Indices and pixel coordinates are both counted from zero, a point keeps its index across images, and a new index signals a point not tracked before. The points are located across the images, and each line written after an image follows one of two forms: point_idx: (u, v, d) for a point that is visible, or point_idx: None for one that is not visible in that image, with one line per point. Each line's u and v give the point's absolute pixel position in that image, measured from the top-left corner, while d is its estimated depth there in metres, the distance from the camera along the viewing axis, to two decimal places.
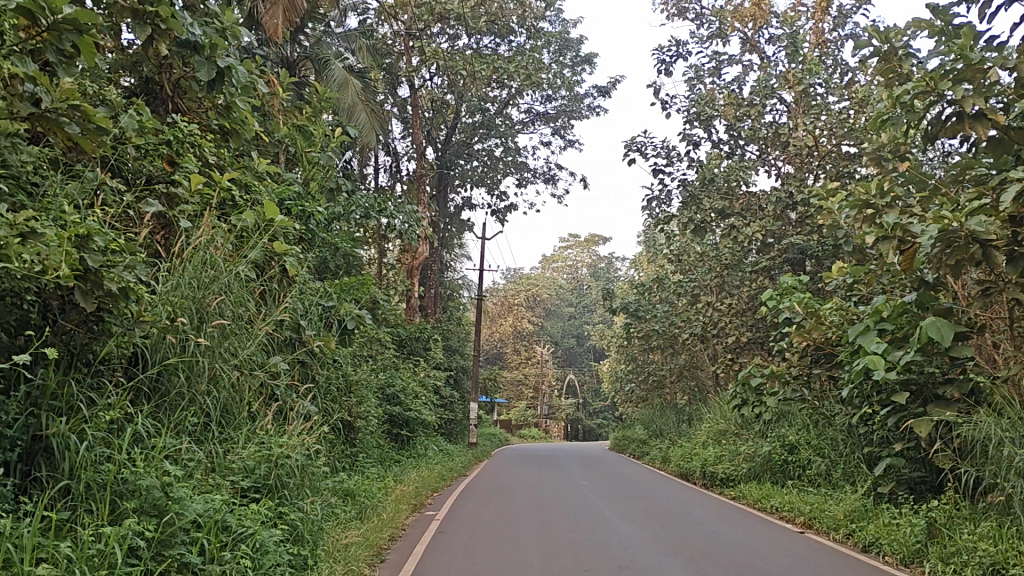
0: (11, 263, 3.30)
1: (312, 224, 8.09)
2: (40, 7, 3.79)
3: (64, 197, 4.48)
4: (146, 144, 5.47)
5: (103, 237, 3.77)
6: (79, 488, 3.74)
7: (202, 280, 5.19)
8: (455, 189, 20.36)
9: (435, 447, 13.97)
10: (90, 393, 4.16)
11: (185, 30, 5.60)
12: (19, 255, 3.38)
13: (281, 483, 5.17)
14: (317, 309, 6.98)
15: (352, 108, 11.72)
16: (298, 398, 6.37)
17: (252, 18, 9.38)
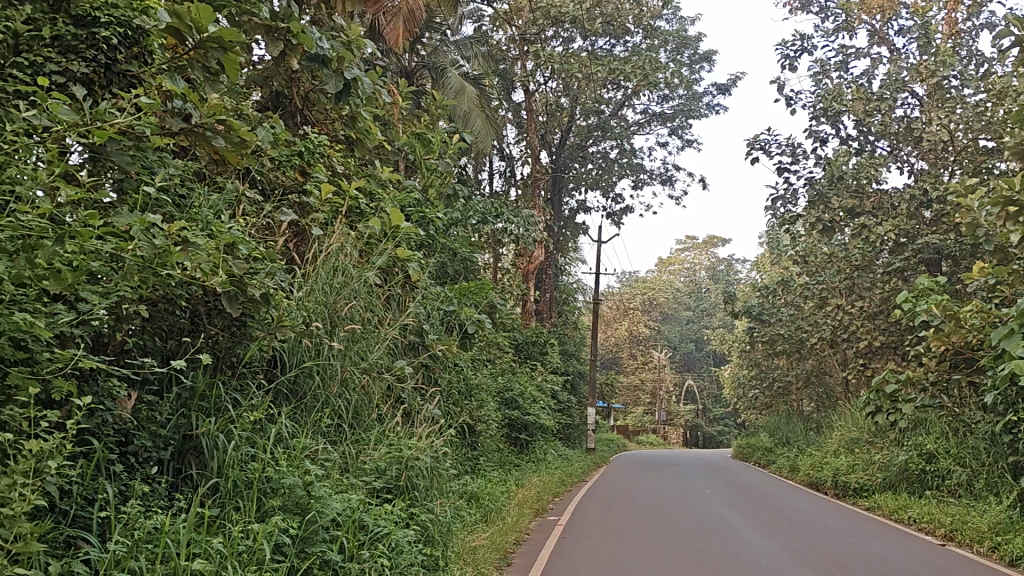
0: (174, 272, 3.39)
1: (433, 230, 8.21)
2: (188, 27, 4.00)
3: (209, 208, 4.64)
4: (281, 154, 5.63)
5: (246, 246, 3.92)
6: (227, 486, 3.85)
7: (333, 285, 5.33)
8: (570, 193, 20.30)
9: (554, 452, 13.93)
10: (236, 395, 4.30)
11: (315, 44, 5.64)
12: (178, 264, 3.49)
13: (411, 484, 5.25)
14: (439, 313, 7.06)
15: (468, 114, 11.83)
16: (423, 402, 6.45)
17: (373, 30, 9.60)
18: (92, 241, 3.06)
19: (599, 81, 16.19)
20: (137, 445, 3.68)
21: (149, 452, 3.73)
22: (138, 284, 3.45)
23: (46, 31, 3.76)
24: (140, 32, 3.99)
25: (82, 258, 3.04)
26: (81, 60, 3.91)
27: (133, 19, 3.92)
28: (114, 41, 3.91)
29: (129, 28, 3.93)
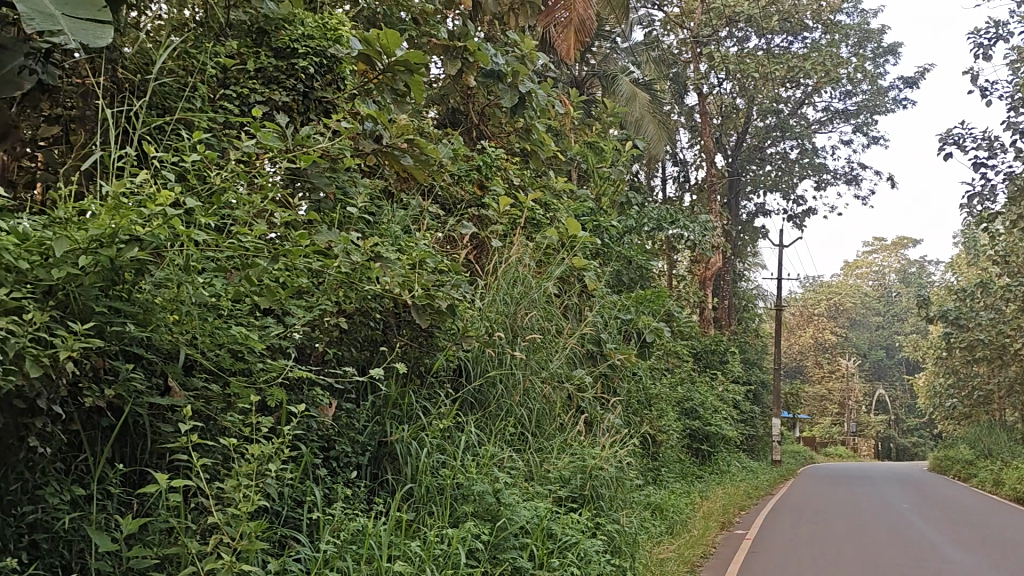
0: (369, 285, 3.55)
1: (608, 239, 8.19)
2: (377, 51, 4.23)
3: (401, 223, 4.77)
4: (461, 170, 5.76)
5: (434, 260, 4.01)
6: (420, 492, 3.97)
7: (514, 295, 5.41)
8: (747, 196, 19.80)
9: (737, 463, 13.59)
10: (426, 403, 4.42)
11: (490, 60, 5.76)
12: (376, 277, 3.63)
13: (596, 494, 5.25)
14: (617, 322, 7.04)
15: (640, 121, 11.73)
16: (604, 411, 6.44)
17: (544, 43, 9.72)
18: (300, 259, 3.22)
19: (776, 81, 15.71)
20: (339, 451, 3.81)
21: (348, 458, 3.86)
22: (339, 299, 3.61)
23: (251, 64, 4.02)
24: (334, 59, 4.17)
25: (290, 276, 3.22)
26: (282, 89, 4.11)
27: (327, 48, 4.12)
28: (311, 70, 4.10)
29: (325, 57, 4.13)
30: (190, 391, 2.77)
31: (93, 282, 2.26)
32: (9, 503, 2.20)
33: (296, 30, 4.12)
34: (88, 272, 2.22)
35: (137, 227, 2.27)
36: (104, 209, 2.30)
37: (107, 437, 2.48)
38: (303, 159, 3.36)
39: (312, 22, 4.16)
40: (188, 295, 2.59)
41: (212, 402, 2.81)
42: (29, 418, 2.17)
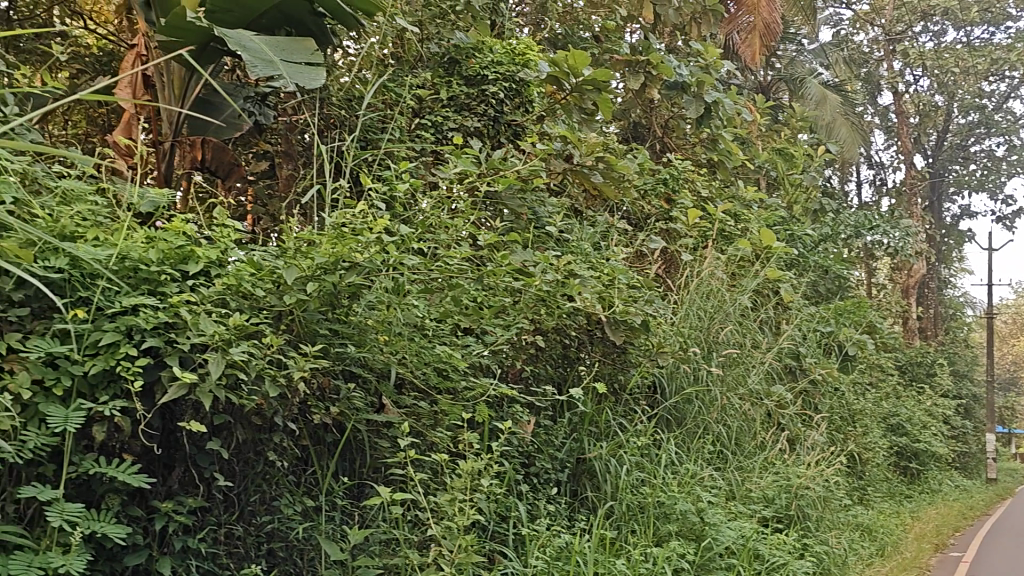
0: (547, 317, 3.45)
1: (802, 248, 7.89)
2: (566, 72, 4.11)
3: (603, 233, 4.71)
4: (646, 183, 5.54)
5: (626, 276, 3.73)
6: (622, 510, 3.72)
7: (707, 310, 5.29)
8: (950, 198, 18.63)
9: (949, 482, 12.73)
10: (622, 420, 4.08)
11: (673, 72, 5.69)
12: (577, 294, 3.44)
13: (803, 513, 5.03)
14: (815, 334, 6.75)
15: (832, 123, 11.24)
16: (806, 428, 6.17)
17: (728, 51, 9.54)
18: (502, 279, 3.26)
19: (980, 74, 14.71)
20: (539, 467, 3.57)
21: (548, 474, 3.61)
22: (534, 317, 3.46)
23: (443, 93, 4.02)
24: (523, 83, 4.16)
25: (493, 296, 3.29)
26: (474, 115, 4.10)
27: (517, 72, 4.10)
28: (501, 95, 4.07)
29: (513, 82, 4.11)
30: (403, 408, 2.85)
31: (317, 307, 2.45)
32: (249, 513, 2.37)
33: (485, 58, 4.14)
34: (313, 298, 2.40)
35: (357, 254, 2.43)
36: (328, 239, 2.49)
37: (332, 451, 2.64)
38: (501, 181, 3.36)
39: (499, 49, 4.18)
40: (396, 317, 2.73)
41: (424, 418, 2.89)
42: (266, 433, 2.37)
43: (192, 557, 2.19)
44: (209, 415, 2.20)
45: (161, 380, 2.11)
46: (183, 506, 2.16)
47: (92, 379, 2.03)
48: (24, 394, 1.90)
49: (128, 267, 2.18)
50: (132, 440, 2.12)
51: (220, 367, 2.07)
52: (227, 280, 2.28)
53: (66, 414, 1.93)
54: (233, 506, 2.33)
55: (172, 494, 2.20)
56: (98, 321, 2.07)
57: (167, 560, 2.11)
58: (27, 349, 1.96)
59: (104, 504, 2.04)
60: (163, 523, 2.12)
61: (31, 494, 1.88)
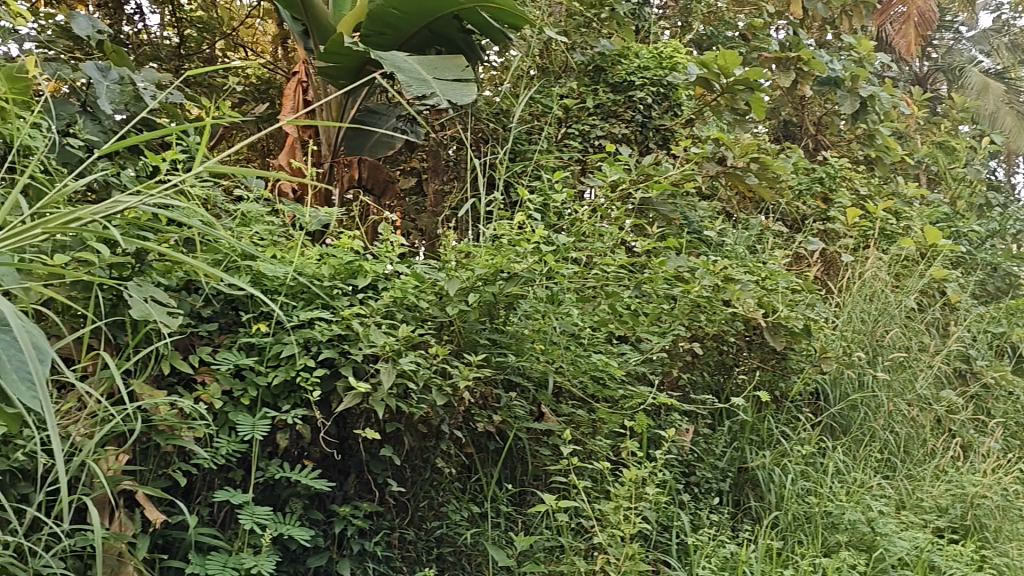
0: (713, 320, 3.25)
1: (970, 245, 7.45)
2: (715, 74, 4.02)
3: (759, 237, 4.58)
4: (799, 182, 5.39)
5: (787, 279, 3.63)
6: (786, 519, 3.52)
7: (873, 312, 5.06)
8: None
9: None
10: (785, 428, 3.94)
11: (825, 67, 5.60)
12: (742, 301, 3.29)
13: (982, 524, 4.09)
14: (988, 336, 6.35)
15: (996, 113, 10.63)
16: (983, 436, 5.79)
17: (881, 43, 9.18)
18: (662, 286, 3.12)
19: None
20: (700, 476, 3.50)
21: (710, 483, 3.55)
22: (691, 326, 3.28)
23: (590, 101, 3.87)
24: (670, 86, 3.96)
25: (655, 304, 3.12)
26: (621, 122, 3.92)
27: (665, 76, 3.92)
28: (649, 100, 3.89)
29: (662, 86, 3.93)
30: (561, 416, 2.76)
31: (478, 317, 2.48)
32: (420, 518, 2.45)
33: (632, 63, 3.96)
34: (475, 308, 2.44)
35: (516, 265, 2.46)
36: (488, 250, 2.52)
37: (496, 459, 2.66)
38: (657, 186, 3.23)
39: (646, 54, 3.98)
40: (553, 325, 2.68)
41: (582, 426, 2.78)
42: (432, 441, 2.44)
43: (369, 559, 2.28)
44: (382, 423, 2.31)
45: (336, 390, 2.26)
46: (360, 510, 2.26)
47: (275, 390, 2.21)
48: (216, 403, 2.11)
49: (303, 282, 2.32)
50: (312, 447, 2.29)
51: (391, 378, 2.15)
52: (393, 293, 2.37)
53: (252, 423, 2.12)
54: (404, 511, 2.43)
55: (348, 498, 2.33)
56: (278, 334, 2.24)
57: (346, 562, 2.21)
58: (217, 362, 2.18)
59: (289, 507, 2.18)
60: (342, 526, 2.23)
61: (225, 498, 2.05)
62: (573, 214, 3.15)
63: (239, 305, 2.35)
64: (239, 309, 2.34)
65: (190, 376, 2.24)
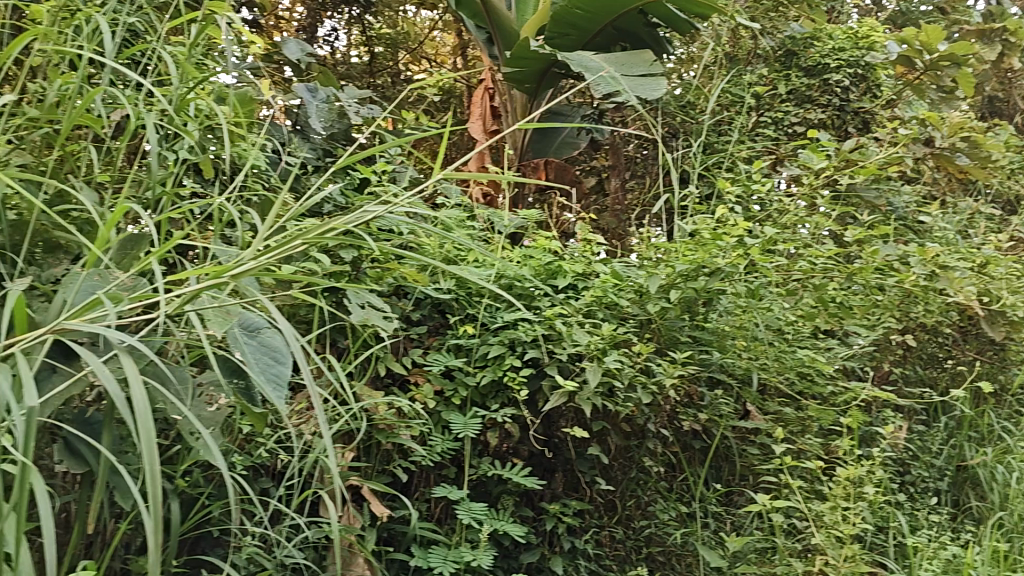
0: (928, 310, 3.05)
1: None
2: (918, 51, 3.90)
3: (971, 220, 4.30)
4: (1011, 160, 5.03)
5: (1008, 264, 3.38)
6: (1013, 520, 3.29)
7: None
8: None
9: None
10: (1007, 423, 3.67)
11: None
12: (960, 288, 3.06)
13: None
14: None
15: None
16: None
17: None
18: (873, 276, 2.97)
19: None
20: (916, 475, 3.33)
21: (926, 483, 3.36)
22: (904, 317, 3.11)
23: (782, 87, 3.78)
24: (867, 66, 3.80)
25: (866, 295, 2.96)
26: (818, 107, 3.80)
27: (863, 56, 3.77)
28: (847, 82, 3.74)
29: (859, 67, 3.78)
30: (769, 414, 2.67)
31: (680, 315, 2.44)
32: (629, 517, 2.44)
33: (826, 45, 3.82)
34: (677, 305, 2.40)
35: (718, 259, 2.38)
36: (689, 245, 2.47)
37: (702, 458, 2.62)
38: (863, 172, 3.06)
39: (841, 34, 3.84)
40: (757, 318, 2.57)
41: (791, 425, 2.69)
42: (636, 440, 2.42)
43: (581, 557, 2.30)
44: (589, 421, 2.31)
45: (543, 389, 2.27)
46: (570, 508, 2.27)
47: (484, 390, 2.26)
48: (430, 403, 2.19)
49: (505, 284, 2.36)
50: (520, 446, 2.32)
51: (597, 376, 2.14)
52: (594, 291, 2.35)
53: (464, 421, 2.17)
54: (613, 509, 2.43)
55: (557, 496, 2.35)
56: (484, 335, 2.29)
57: (558, 559, 2.23)
58: (429, 364, 2.25)
59: (501, 504, 2.22)
60: (553, 524, 2.25)
61: (442, 494, 2.11)
62: (772, 205, 3.05)
63: (446, 308, 2.41)
64: (446, 313, 2.42)
65: (404, 377, 2.32)
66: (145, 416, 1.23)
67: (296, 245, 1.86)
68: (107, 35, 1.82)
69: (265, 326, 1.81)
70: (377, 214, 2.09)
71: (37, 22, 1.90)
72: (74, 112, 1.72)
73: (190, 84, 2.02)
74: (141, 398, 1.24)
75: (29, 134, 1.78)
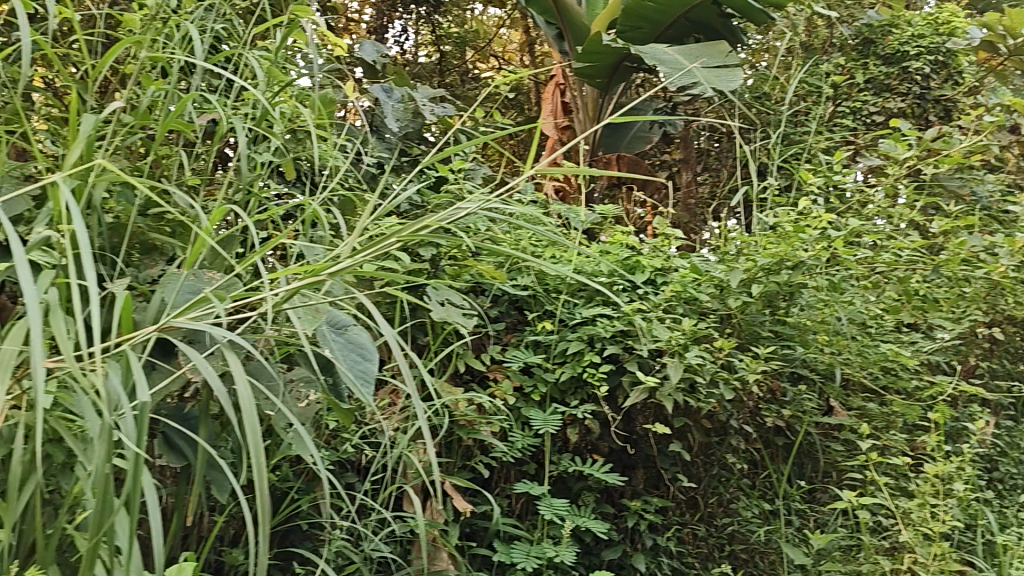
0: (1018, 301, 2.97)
1: None
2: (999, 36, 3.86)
3: None
4: None
5: None
6: None
7: None
8: None
9: None
10: None
11: None
12: None
13: None
14: None
15: None
16: None
17: None
18: (959, 268, 2.90)
19: None
20: (1004, 472, 3.24)
21: (1016, 480, 3.27)
22: (991, 310, 3.03)
23: (860, 76, 3.71)
24: (948, 52, 3.73)
25: (952, 288, 2.90)
26: (897, 96, 3.73)
27: (942, 43, 3.70)
28: (927, 69, 3.67)
29: (940, 54, 3.71)
30: (852, 410, 2.63)
31: (762, 309, 2.41)
32: (710, 514, 2.42)
33: (905, 33, 3.76)
34: (759, 299, 2.38)
35: (800, 253, 2.35)
36: (770, 238, 2.44)
37: (785, 455, 2.59)
38: (948, 161, 2.99)
39: (920, 21, 3.77)
40: (839, 312, 2.53)
41: (875, 420, 2.64)
42: (717, 436, 2.40)
43: (664, 554, 2.29)
44: (670, 417, 2.30)
45: (623, 385, 2.26)
46: (651, 504, 2.27)
47: (563, 386, 2.26)
48: (510, 399, 2.20)
49: (582, 280, 2.35)
50: (601, 442, 2.32)
51: (679, 371, 2.13)
52: (674, 286, 2.34)
53: (545, 417, 2.18)
54: (695, 507, 2.42)
55: (638, 493, 2.35)
56: (563, 332, 2.29)
57: (640, 556, 2.23)
58: (508, 360, 2.26)
59: (582, 501, 2.23)
60: (635, 520, 2.24)
61: (524, 490, 2.12)
62: (853, 197, 3.00)
63: (523, 305, 2.42)
64: (523, 309, 2.42)
65: (483, 374, 2.34)
66: (251, 409, 1.26)
67: (390, 242, 1.89)
68: (197, 42, 1.86)
69: (351, 323, 1.85)
70: (470, 212, 2.11)
71: (130, 29, 1.96)
72: (167, 117, 1.78)
73: (274, 87, 2.06)
74: (247, 392, 1.28)
75: (124, 139, 1.84)
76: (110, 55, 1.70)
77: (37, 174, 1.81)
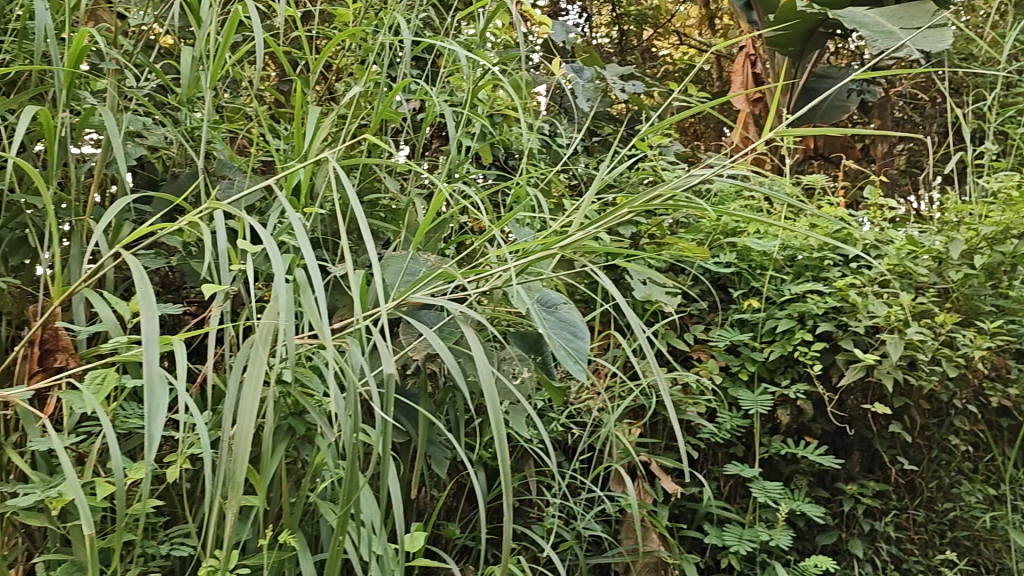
0: None
1: None
2: None
3: None
4: None
5: None
6: None
7: None
8: None
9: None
10: None
11: None
12: None
13: None
14: None
15: None
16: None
17: None
18: None
19: None
20: None
21: None
22: None
23: None
24: None
25: None
26: None
27: None
28: None
29: None
30: None
31: (984, 282, 2.25)
32: (930, 500, 2.31)
33: None
34: (983, 272, 2.23)
35: None
36: (994, 205, 2.29)
37: (1011, 437, 2.43)
38: None
39: None
40: None
41: None
42: (938, 418, 2.28)
43: (882, 539, 2.20)
44: (888, 397, 2.20)
45: (837, 364, 2.18)
46: (869, 489, 2.18)
47: (772, 365, 2.19)
48: (717, 379, 2.16)
49: (790, 255, 2.27)
50: (814, 423, 2.25)
51: (900, 349, 2.03)
52: (890, 259, 2.23)
53: (754, 397, 2.12)
54: (915, 491, 2.31)
55: (853, 477, 2.26)
56: (771, 309, 2.22)
57: (858, 542, 2.15)
58: (713, 339, 2.22)
59: (795, 484, 2.16)
60: (852, 505, 2.16)
61: (736, 472, 2.08)
62: None
63: (727, 283, 2.35)
64: (726, 287, 2.36)
65: (687, 354, 2.30)
66: (490, 381, 1.28)
67: (620, 214, 1.85)
68: (405, 31, 1.91)
69: (562, 302, 1.85)
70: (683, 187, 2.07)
71: (342, 23, 2.04)
72: (383, 105, 1.83)
73: (478, 72, 2.09)
74: (484, 364, 1.30)
75: (343, 129, 1.91)
76: (330, 48, 1.77)
77: (263, 168, 1.90)
